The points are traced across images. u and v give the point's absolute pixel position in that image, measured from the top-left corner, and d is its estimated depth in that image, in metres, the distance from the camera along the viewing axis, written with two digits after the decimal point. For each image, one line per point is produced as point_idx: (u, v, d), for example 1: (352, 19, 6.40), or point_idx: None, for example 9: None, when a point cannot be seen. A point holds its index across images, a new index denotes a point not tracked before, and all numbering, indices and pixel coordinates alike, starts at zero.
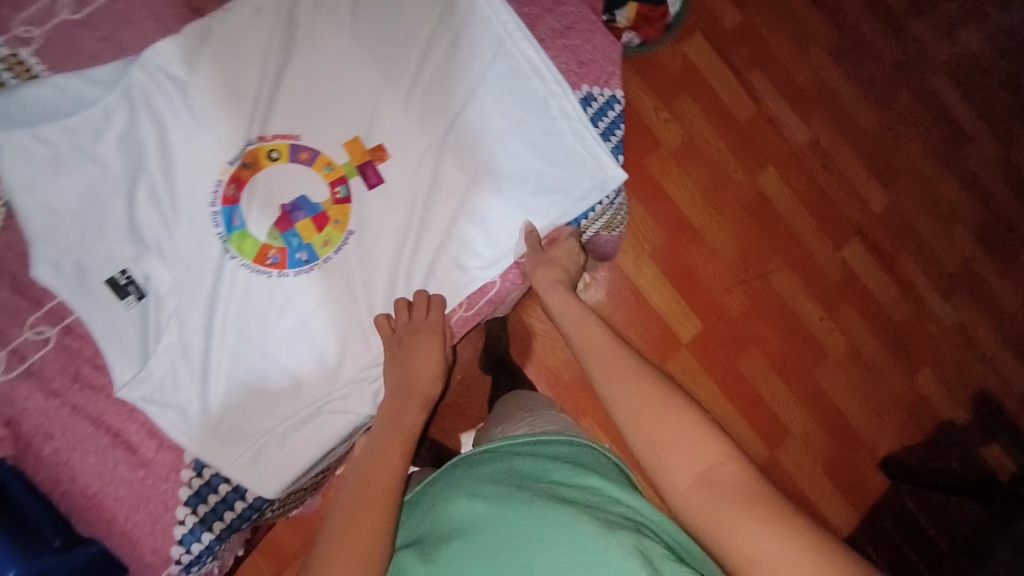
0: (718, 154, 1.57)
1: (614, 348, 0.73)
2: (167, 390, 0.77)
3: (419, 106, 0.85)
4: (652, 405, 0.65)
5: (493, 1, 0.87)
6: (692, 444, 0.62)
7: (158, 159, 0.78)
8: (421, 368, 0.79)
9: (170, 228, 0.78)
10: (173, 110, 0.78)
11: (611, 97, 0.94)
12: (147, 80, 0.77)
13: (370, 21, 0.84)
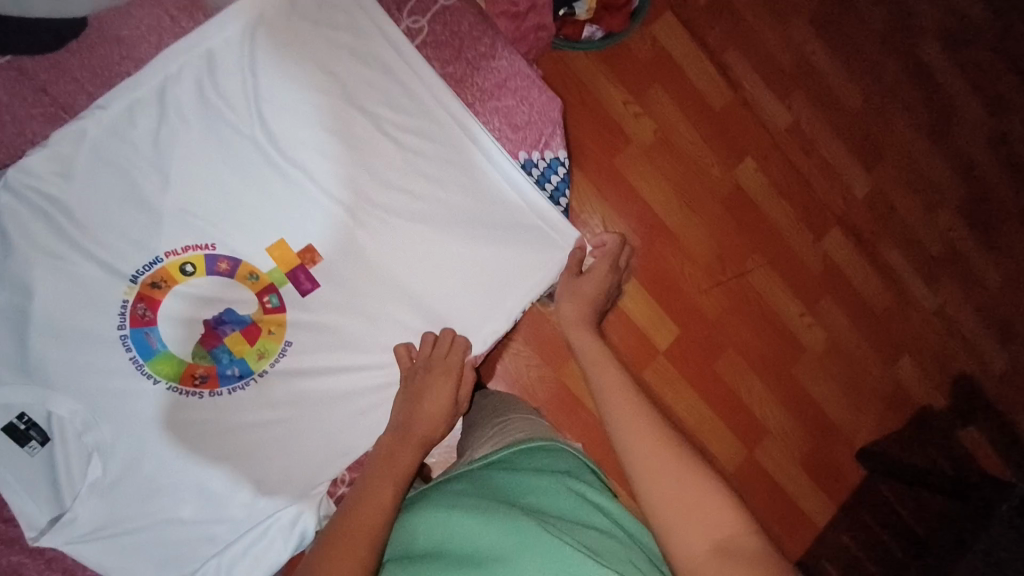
0: (718, 131, 1.22)
1: (623, 383, 0.65)
2: (91, 528, 0.70)
3: (341, 193, 0.78)
4: (668, 455, 0.56)
5: (407, 70, 0.79)
6: (700, 497, 0.53)
7: (43, 286, 0.71)
8: (433, 407, 0.72)
9: (68, 362, 0.71)
10: (57, 229, 0.71)
11: (555, 159, 0.86)
12: (19, 202, 0.70)
13: (275, 105, 0.76)
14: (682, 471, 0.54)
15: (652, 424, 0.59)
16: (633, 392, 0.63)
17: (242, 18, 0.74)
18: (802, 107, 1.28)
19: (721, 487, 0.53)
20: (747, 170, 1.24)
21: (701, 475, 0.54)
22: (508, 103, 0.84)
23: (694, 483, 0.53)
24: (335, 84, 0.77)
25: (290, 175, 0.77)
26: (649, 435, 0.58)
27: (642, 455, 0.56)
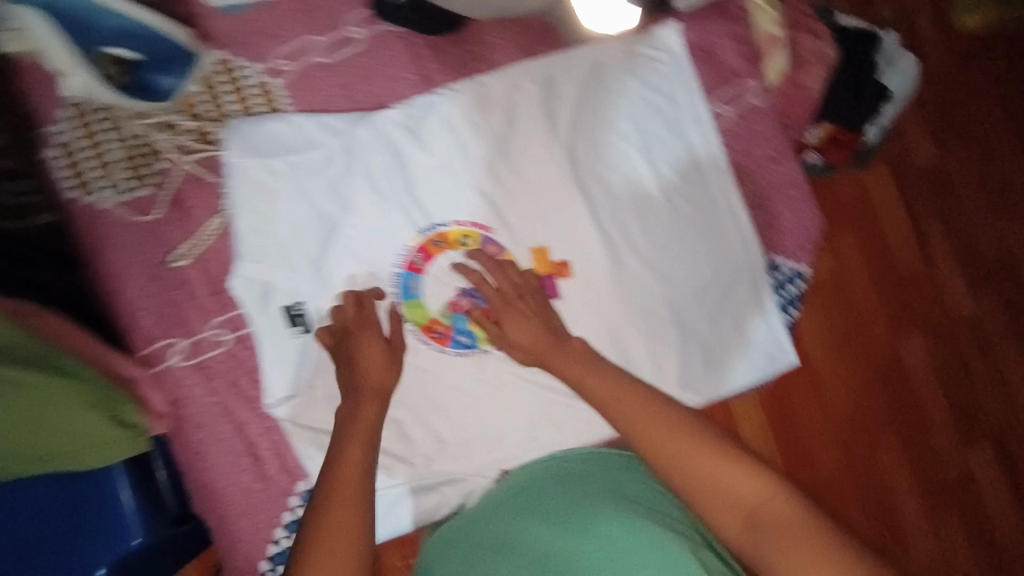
0: (897, 299, 1.26)
1: (582, 362, 0.76)
2: (310, 416, 0.81)
3: (609, 234, 0.88)
4: (691, 446, 0.68)
5: (707, 153, 0.88)
6: (739, 480, 0.66)
7: (360, 212, 0.83)
8: (521, 335, 0.79)
9: (351, 276, 0.83)
10: (390, 173, 0.83)
11: (796, 271, 0.93)
12: (374, 141, 0.82)
13: (587, 139, 0.87)
14: (733, 466, 0.67)
15: (658, 415, 0.70)
16: (617, 383, 0.74)
17: (599, 69, 0.86)
18: (987, 304, 1.30)
19: (755, 469, 0.67)
20: (913, 344, 1.25)
21: (746, 471, 0.66)
22: (777, 209, 0.91)
23: (734, 469, 0.66)
24: (645, 147, 0.88)
25: (577, 203, 0.87)
26: (648, 411, 0.71)
27: (663, 437, 0.68)
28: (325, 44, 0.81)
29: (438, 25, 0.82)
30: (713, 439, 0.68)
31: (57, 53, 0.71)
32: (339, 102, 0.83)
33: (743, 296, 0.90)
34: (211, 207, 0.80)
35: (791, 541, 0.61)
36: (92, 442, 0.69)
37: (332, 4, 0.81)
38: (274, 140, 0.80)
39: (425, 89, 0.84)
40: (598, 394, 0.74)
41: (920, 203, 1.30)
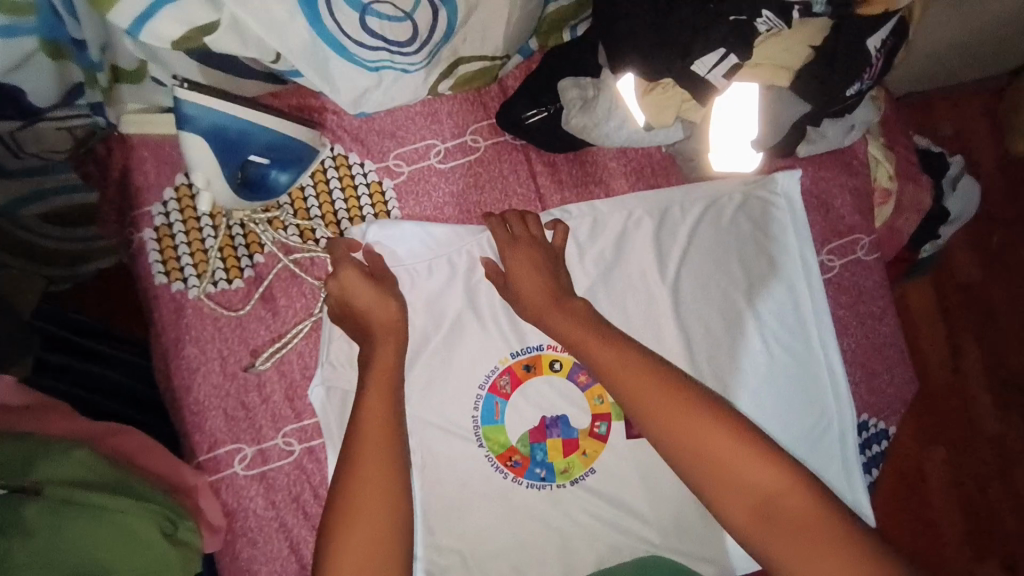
0: (930, 429, 1.22)
1: (609, 344, 0.66)
2: None
3: (705, 377, 0.82)
4: (680, 413, 0.61)
5: (815, 304, 0.82)
6: (784, 492, 0.57)
7: (452, 326, 0.79)
8: (567, 331, 0.68)
9: (435, 392, 0.78)
10: (487, 290, 0.79)
11: (883, 431, 0.86)
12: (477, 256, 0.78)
13: (694, 274, 0.82)
14: (716, 435, 0.60)
15: (641, 368, 0.64)
16: (651, 370, 0.64)
17: (714, 208, 0.83)
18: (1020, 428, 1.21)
19: (755, 446, 0.59)
20: (935, 457, 1.21)
21: (725, 434, 0.60)
22: (877, 366, 0.85)
23: (738, 447, 0.59)
24: (752, 290, 0.82)
25: (675, 343, 0.82)
26: (665, 393, 0.62)
27: (653, 408, 0.62)
28: (441, 151, 0.79)
29: (556, 148, 0.80)
30: (694, 400, 0.62)
31: (205, 159, 0.64)
32: (446, 210, 0.79)
33: (837, 460, 0.82)
34: (302, 308, 0.75)
35: (790, 523, 0.56)
36: (136, 568, 0.59)
37: (455, 111, 0.79)
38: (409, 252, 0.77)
39: (537, 207, 0.81)
40: (580, 344, 0.67)
41: (962, 323, 1.24)
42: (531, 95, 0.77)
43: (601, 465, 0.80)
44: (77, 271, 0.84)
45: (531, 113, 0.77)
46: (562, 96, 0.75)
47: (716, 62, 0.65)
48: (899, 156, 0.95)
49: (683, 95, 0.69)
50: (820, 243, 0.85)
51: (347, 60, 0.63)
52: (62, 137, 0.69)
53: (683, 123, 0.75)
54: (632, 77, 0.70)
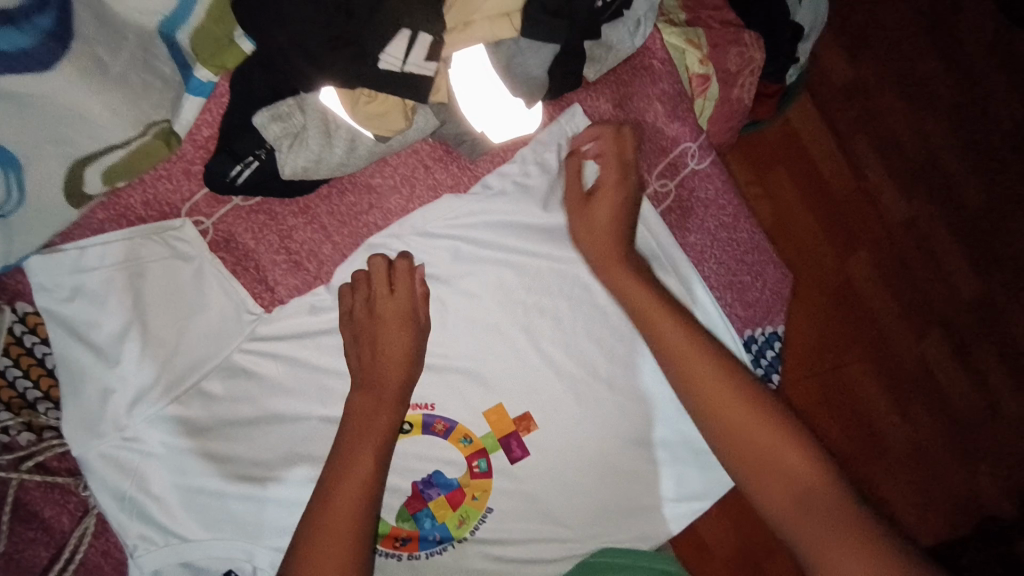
0: (865, 248, 1.10)
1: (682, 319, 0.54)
2: None
3: (571, 368, 0.72)
4: (745, 401, 0.49)
5: (663, 237, 0.71)
6: (797, 461, 0.46)
7: (248, 419, 0.64)
8: (600, 217, 0.63)
9: (265, 512, 0.63)
10: (266, 359, 0.65)
11: (772, 334, 0.81)
12: (247, 359, 0.64)
13: (512, 266, 0.70)
14: (776, 437, 0.48)
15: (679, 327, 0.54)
16: (720, 358, 0.51)
17: (508, 184, 0.69)
18: (932, 217, 1.15)
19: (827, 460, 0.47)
20: (859, 262, 1.10)
21: (786, 443, 0.47)
22: (740, 280, 0.78)
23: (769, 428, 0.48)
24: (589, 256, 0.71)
25: (518, 338, 0.71)
26: (746, 403, 0.49)
27: (694, 361, 0.51)
28: (120, 248, 0.60)
29: (300, 189, 0.62)
30: (738, 378, 0.50)
31: None
32: (170, 307, 0.62)
33: None
34: (80, 505, 0.62)
35: (831, 537, 0.43)
36: None
37: (150, 198, 0.61)
38: (126, 281, 0.60)
39: (310, 269, 0.66)
40: (626, 284, 0.59)
41: (845, 124, 1.11)
42: (225, 147, 0.57)
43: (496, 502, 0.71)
44: None
45: (237, 171, 0.58)
46: (264, 136, 0.56)
47: (409, 47, 0.50)
48: (707, 19, 0.78)
49: (402, 99, 0.55)
50: (648, 170, 0.72)
51: None
52: None
53: (430, 108, 0.59)
54: (332, 89, 0.54)
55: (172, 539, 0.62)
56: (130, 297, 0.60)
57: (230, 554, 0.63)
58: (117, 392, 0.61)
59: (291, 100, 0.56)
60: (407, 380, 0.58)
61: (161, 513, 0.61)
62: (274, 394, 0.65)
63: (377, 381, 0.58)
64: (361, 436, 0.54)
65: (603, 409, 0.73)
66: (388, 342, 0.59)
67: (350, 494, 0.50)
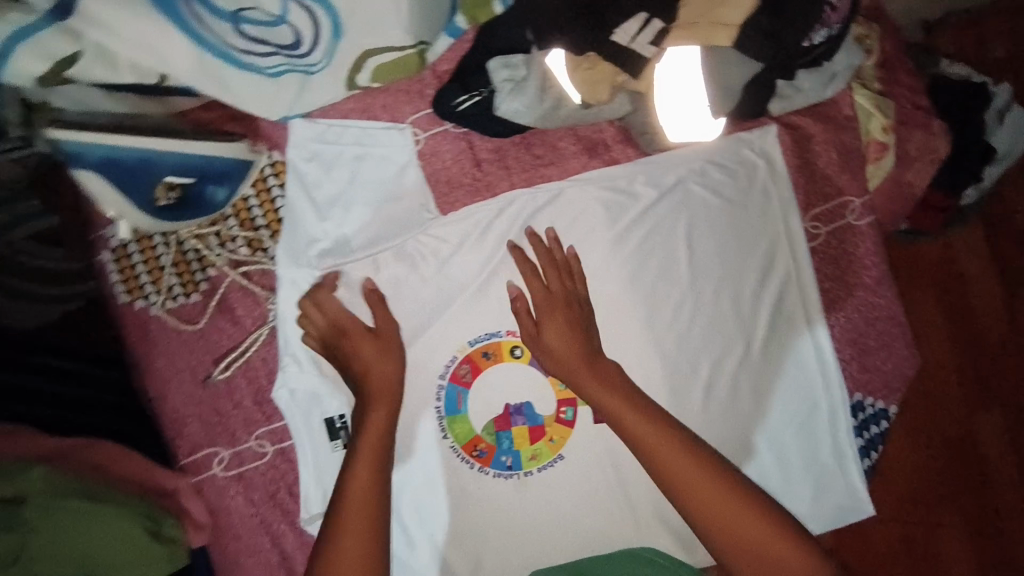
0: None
1: (652, 419, 0.67)
2: None
3: (674, 361, 0.76)
4: (732, 497, 0.63)
5: (798, 269, 0.76)
6: (768, 542, 0.61)
7: (399, 298, 0.77)
8: (561, 347, 0.72)
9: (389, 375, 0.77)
10: (428, 255, 0.77)
11: (882, 411, 0.79)
12: (414, 250, 0.77)
13: (652, 251, 0.77)
14: (747, 514, 0.62)
15: (647, 421, 0.67)
16: (671, 438, 0.65)
17: (674, 178, 0.77)
18: None
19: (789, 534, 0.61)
20: (988, 423, 0.95)
21: (753, 515, 0.62)
22: (869, 343, 0.77)
23: (740, 514, 0.62)
24: (724, 265, 0.76)
25: (635, 315, 0.76)
26: (713, 489, 0.63)
27: (677, 470, 0.64)
28: (359, 133, 0.76)
29: (496, 133, 0.75)
30: (711, 467, 0.64)
31: (118, 193, 0.67)
32: (375, 191, 0.77)
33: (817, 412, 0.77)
34: (259, 316, 0.78)
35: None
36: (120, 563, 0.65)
37: (390, 104, 0.77)
38: (355, 161, 0.76)
39: (485, 197, 0.77)
40: (605, 387, 0.69)
41: None
42: (461, 80, 0.73)
43: (569, 451, 0.78)
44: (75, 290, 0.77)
45: (462, 100, 0.73)
46: (491, 78, 0.69)
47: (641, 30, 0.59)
48: (901, 98, 0.82)
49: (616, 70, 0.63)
50: (803, 208, 0.77)
51: (244, 71, 0.57)
52: (12, 170, 0.70)
53: (630, 94, 0.70)
54: (561, 53, 0.65)
55: (310, 369, 0.76)
56: (351, 171, 0.76)
57: (345, 400, 0.77)
58: (318, 242, 0.76)
59: (522, 57, 0.69)
60: (592, 353, 0.72)
61: (308, 346, 0.76)
62: (424, 285, 0.77)
63: (569, 352, 0.71)
64: (348, 500, 0.65)
65: (694, 408, 0.76)
66: (553, 331, 0.72)
67: (370, 475, 0.66)
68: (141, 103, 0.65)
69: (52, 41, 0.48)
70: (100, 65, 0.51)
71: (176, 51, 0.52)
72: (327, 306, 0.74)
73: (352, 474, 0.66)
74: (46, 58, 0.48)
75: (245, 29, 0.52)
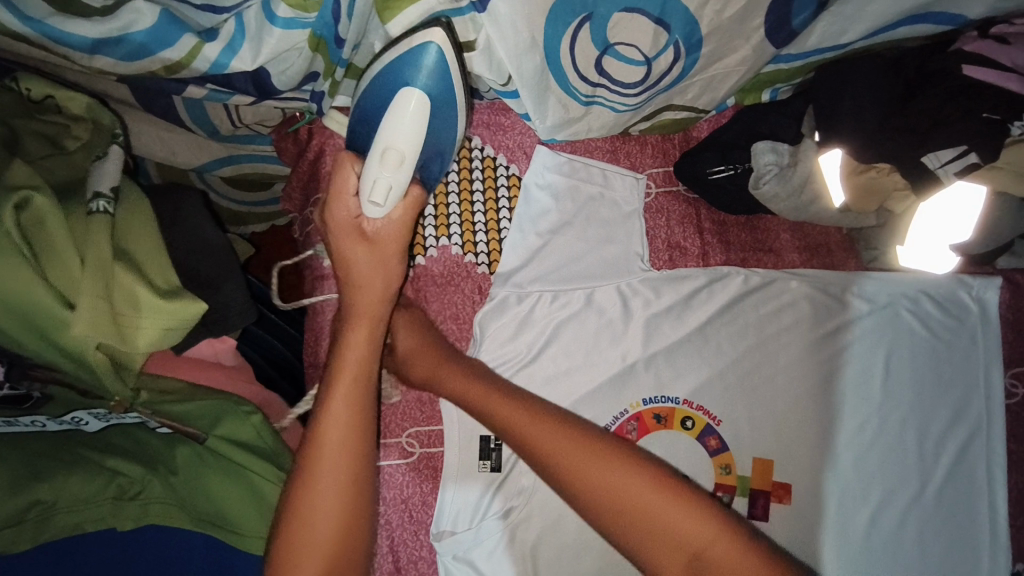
0: None
1: (548, 423, 0.62)
2: (476, 564, 0.74)
3: (845, 478, 0.74)
4: (664, 504, 0.56)
5: (992, 425, 0.75)
6: (711, 547, 0.55)
7: (589, 338, 0.77)
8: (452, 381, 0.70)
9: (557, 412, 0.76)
10: (630, 306, 0.77)
11: None
12: (616, 296, 0.77)
13: (846, 361, 0.76)
14: (699, 532, 0.55)
15: (560, 430, 0.62)
16: (601, 449, 0.60)
17: (888, 299, 0.77)
18: None
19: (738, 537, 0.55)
20: None
21: (690, 521, 0.56)
22: None
23: (670, 508, 0.56)
24: (917, 399, 0.76)
25: (816, 422, 0.75)
26: (644, 499, 0.57)
27: (598, 486, 0.58)
28: (601, 174, 0.78)
29: (727, 208, 0.77)
30: (641, 464, 0.59)
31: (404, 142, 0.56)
32: (594, 229, 0.78)
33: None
34: (452, 315, 0.78)
35: None
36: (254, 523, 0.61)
37: (634, 152, 0.79)
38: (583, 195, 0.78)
39: (698, 265, 0.78)
40: (514, 424, 0.63)
41: None
42: (720, 150, 0.74)
43: None
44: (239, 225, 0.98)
45: (717, 169, 0.74)
46: (754, 160, 0.71)
47: (952, 158, 0.59)
48: None
49: (898, 183, 0.64)
50: (1005, 362, 0.77)
51: (566, 95, 0.61)
52: (274, 116, 0.76)
53: (881, 212, 0.70)
54: (839, 154, 0.65)
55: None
56: (581, 205, 0.78)
57: None
58: (527, 263, 0.77)
59: (790, 148, 0.70)
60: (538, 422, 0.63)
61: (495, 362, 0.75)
62: (616, 335, 0.77)
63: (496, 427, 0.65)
64: (319, 451, 0.57)
65: (853, 532, 0.73)
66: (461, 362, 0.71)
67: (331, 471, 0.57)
68: None
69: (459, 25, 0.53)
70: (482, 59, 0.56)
71: (530, 60, 0.56)
72: (351, 265, 0.60)
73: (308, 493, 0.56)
74: (446, 37, 0.54)
75: (607, 61, 0.56)
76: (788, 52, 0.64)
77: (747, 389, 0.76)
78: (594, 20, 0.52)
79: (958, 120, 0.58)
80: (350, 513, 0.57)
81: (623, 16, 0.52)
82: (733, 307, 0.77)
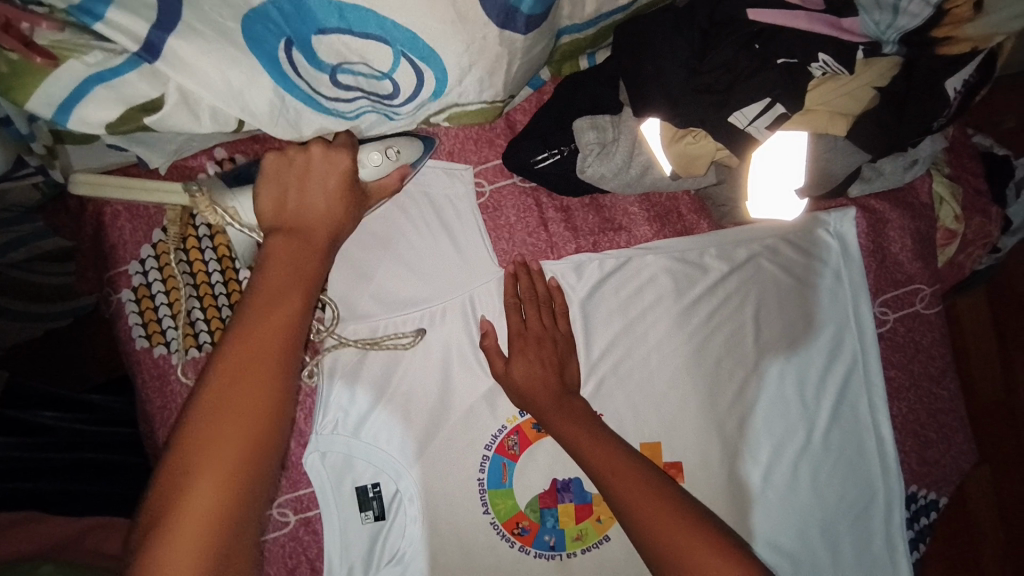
0: None
1: (523, 362, 0.66)
2: None
3: (733, 443, 0.72)
4: (623, 465, 0.60)
5: (867, 353, 0.74)
6: (650, 504, 0.57)
7: (445, 358, 0.72)
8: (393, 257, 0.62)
9: (431, 441, 0.71)
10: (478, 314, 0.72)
11: (933, 503, 0.77)
12: (464, 308, 0.72)
13: (719, 324, 0.73)
14: (646, 489, 0.59)
15: (576, 421, 0.64)
16: (567, 397, 0.66)
17: (746, 251, 0.73)
18: None
19: (679, 507, 0.58)
20: None
21: (638, 474, 0.60)
22: (930, 435, 0.76)
23: (643, 487, 0.58)
24: (791, 343, 0.73)
25: (698, 393, 0.72)
26: (614, 464, 0.60)
27: (566, 427, 0.64)
28: (420, 173, 0.70)
29: (566, 193, 0.71)
30: (601, 436, 0.63)
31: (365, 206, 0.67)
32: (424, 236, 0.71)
33: (878, 513, 0.74)
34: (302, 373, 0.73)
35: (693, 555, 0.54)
36: None
37: (457, 150, 0.72)
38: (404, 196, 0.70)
39: (549, 259, 0.72)
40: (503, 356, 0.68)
41: None
42: (541, 137, 0.67)
43: (615, 532, 0.73)
44: (74, 305, 0.80)
45: (541, 157, 0.67)
46: (578, 139, 0.64)
47: (760, 113, 0.54)
48: (980, 181, 0.78)
49: (717, 144, 0.59)
50: (873, 293, 0.76)
51: (321, 112, 0.53)
52: (28, 193, 0.65)
53: (717, 167, 0.64)
54: (657, 123, 0.59)
55: (345, 431, 0.70)
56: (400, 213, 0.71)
57: (382, 469, 0.71)
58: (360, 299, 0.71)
59: (611, 117, 0.64)
60: (520, 370, 0.66)
61: (355, 411, 0.71)
62: (476, 349, 0.72)
63: (514, 343, 0.67)
64: (232, 363, 0.47)
65: (753, 497, 0.72)
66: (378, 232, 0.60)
67: (246, 385, 0.46)
68: (195, 141, 0.60)
69: (130, 83, 0.48)
70: (182, 113, 0.50)
71: (256, 94, 0.49)
72: (310, 189, 0.55)
73: (205, 419, 0.44)
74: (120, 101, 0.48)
75: (342, 79, 0.49)
76: (571, 22, 0.57)
77: (621, 376, 0.72)
78: (298, 44, 0.46)
79: (753, 72, 0.54)
80: (263, 424, 0.46)
81: (326, 36, 0.46)
82: (595, 296, 0.72)
